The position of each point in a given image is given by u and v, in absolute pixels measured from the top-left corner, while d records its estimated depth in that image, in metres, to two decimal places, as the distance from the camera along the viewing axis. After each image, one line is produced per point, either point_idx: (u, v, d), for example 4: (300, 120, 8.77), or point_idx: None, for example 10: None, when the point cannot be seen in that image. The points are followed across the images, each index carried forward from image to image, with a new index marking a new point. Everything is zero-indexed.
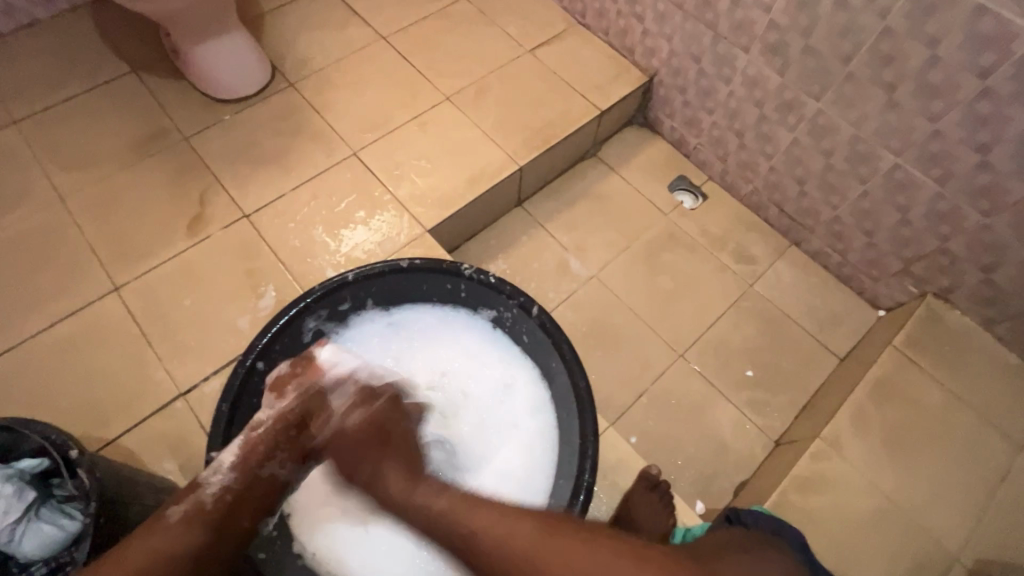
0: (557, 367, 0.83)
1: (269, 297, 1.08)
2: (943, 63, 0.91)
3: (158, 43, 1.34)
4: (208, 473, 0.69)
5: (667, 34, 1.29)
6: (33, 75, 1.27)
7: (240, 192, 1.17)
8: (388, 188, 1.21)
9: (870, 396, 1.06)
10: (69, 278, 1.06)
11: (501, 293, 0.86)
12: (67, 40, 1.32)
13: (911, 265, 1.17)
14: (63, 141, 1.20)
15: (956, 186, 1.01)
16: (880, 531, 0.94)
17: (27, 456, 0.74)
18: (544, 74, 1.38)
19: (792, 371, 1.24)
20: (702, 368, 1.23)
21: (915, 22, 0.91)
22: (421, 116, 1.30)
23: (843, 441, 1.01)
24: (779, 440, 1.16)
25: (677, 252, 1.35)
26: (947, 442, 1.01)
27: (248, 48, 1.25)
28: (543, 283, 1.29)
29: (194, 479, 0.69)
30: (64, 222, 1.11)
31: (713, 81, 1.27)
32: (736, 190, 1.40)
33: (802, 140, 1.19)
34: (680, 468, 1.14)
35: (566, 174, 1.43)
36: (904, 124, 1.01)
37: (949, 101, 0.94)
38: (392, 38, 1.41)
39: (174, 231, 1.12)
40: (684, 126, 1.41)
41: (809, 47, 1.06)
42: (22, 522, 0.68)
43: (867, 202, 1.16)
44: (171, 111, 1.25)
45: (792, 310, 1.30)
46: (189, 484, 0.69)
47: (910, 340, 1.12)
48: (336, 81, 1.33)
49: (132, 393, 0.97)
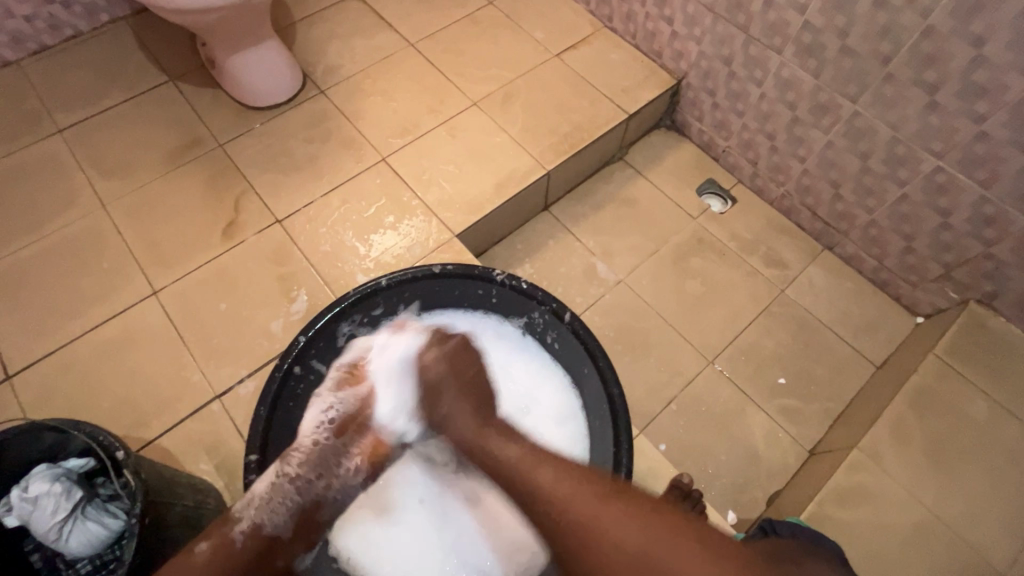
0: (588, 374, 0.83)
1: (300, 301, 1.09)
2: (989, 63, 0.88)
3: (194, 52, 1.37)
4: (242, 506, 0.68)
5: (696, 37, 1.28)
6: (77, 85, 1.31)
7: (273, 198, 1.20)
8: (417, 193, 1.22)
9: (911, 406, 1.03)
10: (110, 283, 1.09)
11: (533, 298, 0.87)
12: (109, 50, 1.37)
13: (952, 271, 1.13)
14: (105, 148, 1.24)
15: (1002, 189, 0.97)
16: (923, 546, 0.90)
17: (75, 455, 0.75)
18: (571, 78, 1.38)
19: (827, 379, 1.21)
20: (733, 375, 1.21)
21: (960, 21, 0.88)
22: (448, 121, 1.31)
23: (883, 452, 0.98)
24: (814, 450, 1.14)
25: (706, 257, 1.33)
26: (993, 455, 0.98)
27: (281, 58, 1.27)
28: (570, 288, 1.29)
29: (228, 512, 0.68)
30: (105, 227, 1.15)
31: (744, 84, 1.25)
32: (766, 193, 1.38)
33: (837, 143, 1.16)
34: (711, 477, 1.12)
35: (592, 178, 1.42)
36: (946, 126, 0.98)
37: (996, 101, 0.91)
38: (420, 45, 1.42)
39: (210, 236, 1.15)
40: (713, 129, 1.39)
41: (846, 47, 1.04)
42: (69, 520, 0.70)
43: (906, 206, 1.13)
44: (206, 119, 1.28)
45: (826, 316, 1.27)
46: (224, 516, 0.68)
47: (952, 349, 1.08)
48: (365, 87, 1.35)
49: (170, 394, 0.99)
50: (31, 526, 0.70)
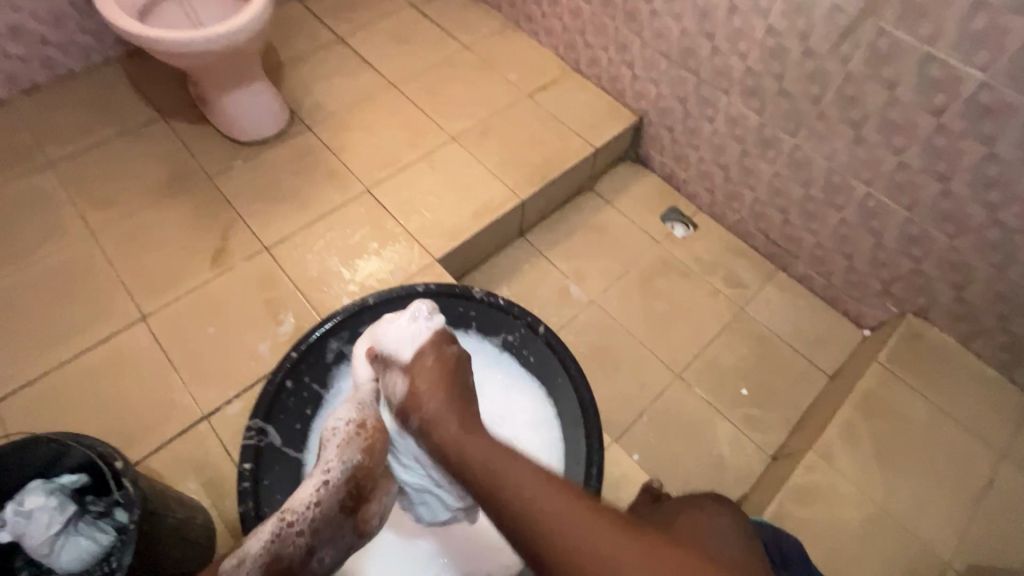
0: (561, 384, 0.89)
1: (287, 324, 1.14)
2: (901, 103, 1.02)
3: (184, 92, 1.44)
4: (234, 563, 0.68)
5: (654, 79, 1.41)
6: (68, 122, 1.37)
7: (260, 227, 1.25)
8: (399, 221, 1.29)
9: (858, 409, 1.12)
10: (99, 309, 1.12)
11: (510, 315, 0.93)
12: (101, 89, 1.43)
13: (889, 286, 1.25)
14: (94, 181, 1.28)
15: (923, 211, 1.10)
16: (875, 538, 0.98)
17: (66, 472, 0.78)
18: (542, 116, 1.49)
19: (785, 390, 1.29)
20: (699, 387, 1.29)
21: (874, 68, 1.02)
22: (428, 154, 1.40)
23: (835, 452, 1.07)
24: (775, 455, 1.21)
25: (671, 278, 1.43)
26: (933, 451, 1.07)
27: (269, 97, 1.35)
28: (546, 309, 1.37)
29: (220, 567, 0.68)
30: (94, 256, 1.19)
31: (698, 120, 1.38)
32: (724, 219, 1.50)
33: (782, 173, 1.29)
34: (681, 484, 1.18)
35: (565, 207, 1.52)
36: (871, 157, 1.12)
37: (909, 136, 1.04)
38: (401, 85, 1.52)
39: (199, 263, 1.19)
40: (673, 161, 1.51)
41: (783, 89, 1.17)
42: (62, 534, 0.72)
43: (845, 228, 1.25)
44: (196, 152, 1.35)
45: (781, 331, 1.37)
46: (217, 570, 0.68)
47: (894, 356, 1.18)
48: (350, 124, 1.43)
49: (158, 415, 1.02)
50: (22, 543, 0.72)
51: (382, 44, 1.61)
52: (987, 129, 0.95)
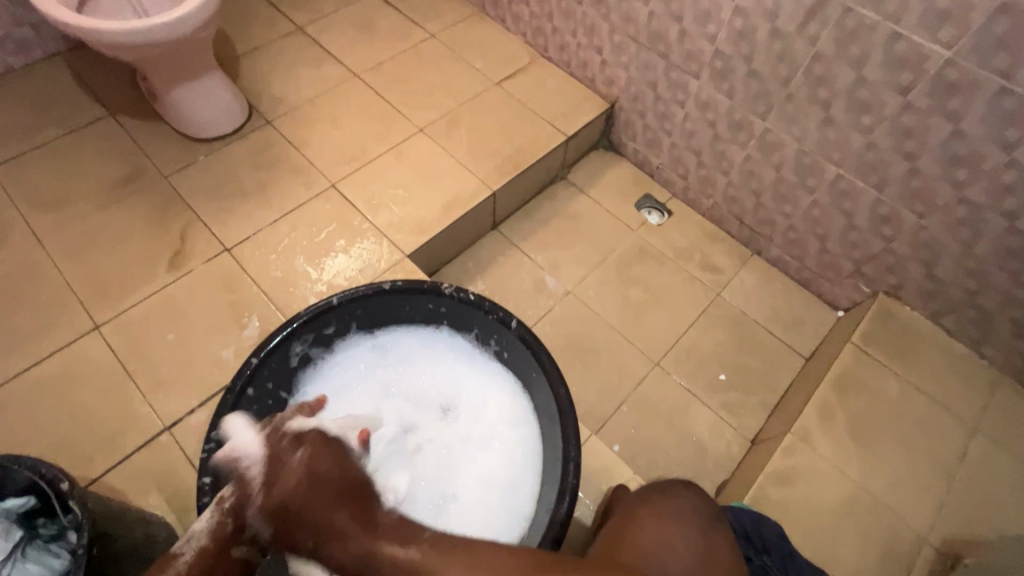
0: (537, 378, 0.85)
1: (252, 327, 1.09)
2: (869, 82, 1.01)
3: (134, 87, 1.37)
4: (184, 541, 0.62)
5: (624, 64, 1.39)
6: (8, 122, 1.28)
7: (220, 227, 1.20)
8: (367, 217, 1.25)
9: (834, 390, 1.12)
10: (48, 319, 1.06)
11: (481, 309, 0.88)
12: (43, 86, 1.35)
13: (861, 266, 1.26)
14: (39, 183, 1.21)
15: (892, 190, 1.10)
16: (852, 517, 0.99)
17: (13, 495, 0.72)
18: (512, 104, 1.46)
19: (763, 373, 1.30)
20: (678, 374, 1.28)
21: (841, 47, 1.01)
22: (396, 146, 1.36)
23: (813, 434, 1.07)
24: (755, 439, 1.21)
25: (646, 265, 1.41)
26: (908, 429, 1.08)
27: (224, 91, 1.29)
28: (522, 301, 1.34)
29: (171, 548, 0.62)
30: (41, 263, 1.12)
31: (669, 105, 1.36)
32: (698, 204, 1.49)
33: (753, 156, 1.28)
34: (663, 472, 1.18)
35: (538, 197, 1.49)
36: (841, 138, 1.11)
37: (877, 115, 1.04)
38: (365, 75, 1.47)
39: (155, 267, 1.14)
40: (646, 147, 1.49)
41: (752, 71, 1.16)
42: (8, 562, 0.68)
43: (817, 210, 1.25)
44: (148, 151, 1.28)
45: (758, 315, 1.37)
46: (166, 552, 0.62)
47: (867, 336, 1.19)
48: (312, 118, 1.38)
49: (116, 429, 0.97)
50: None
51: (344, 33, 1.55)
52: (953, 105, 0.94)
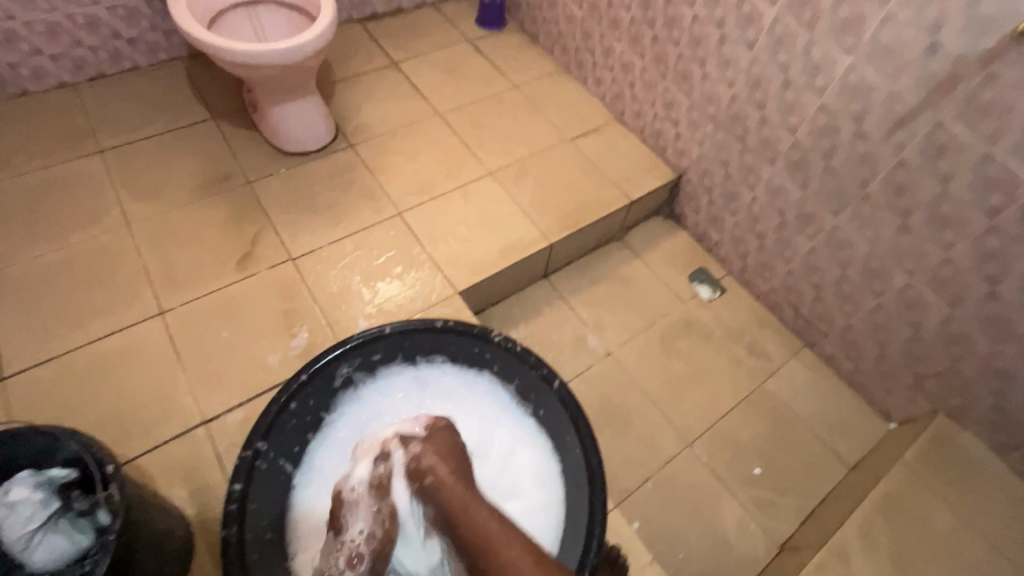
0: (569, 442, 0.84)
1: (300, 338, 1.13)
2: (954, 199, 0.99)
3: (238, 96, 1.49)
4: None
5: (698, 140, 1.40)
6: (124, 112, 1.41)
7: (290, 236, 1.26)
8: (426, 248, 1.29)
9: (880, 510, 1.05)
10: (121, 298, 1.13)
11: (526, 362, 0.90)
12: (159, 85, 1.48)
13: (923, 381, 1.19)
14: (139, 171, 1.32)
15: (966, 310, 1.06)
16: None
17: (59, 464, 0.75)
18: (581, 161, 1.50)
19: (800, 475, 1.23)
20: (709, 460, 1.23)
21: (929, 160, 1.00)
22: (463, 185, 1.41)
23: (851, 553, 1.00)
24: (784, 545, 1.14)
25: (692, 340, 1.39)
26: (959, 569, 0.99)
27: (318, 112, 1.38)
28: (560, 355, 1.34)
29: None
30: (125, 245, 1.20)
31: (737, 186, 1.36)
32: (753, 287, 1.46)
33: (819, 250, 1.26)
34: (681, 561, 1.12)
35: (593, 254, 1.50)
36: (916, 248, 1.08)
37: (959, 232, 1.01)
38: (447, 114, 1.55)
39: (224, 264, 1.20)
40: (707, 222, 1.49)
41: (830, 167, 1.15)
42: (41, 531, 0.70)
43: (880, 315, 1.20)
44: (240, 156, 1.37)
45: (802, 412, 1.31)
46: None
47: (923, 458, 1.12)
48: (391, 147, 1.45)
49: (158, 414, 1.01)
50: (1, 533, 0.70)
51: (432, 73, 1.64)
52: None
